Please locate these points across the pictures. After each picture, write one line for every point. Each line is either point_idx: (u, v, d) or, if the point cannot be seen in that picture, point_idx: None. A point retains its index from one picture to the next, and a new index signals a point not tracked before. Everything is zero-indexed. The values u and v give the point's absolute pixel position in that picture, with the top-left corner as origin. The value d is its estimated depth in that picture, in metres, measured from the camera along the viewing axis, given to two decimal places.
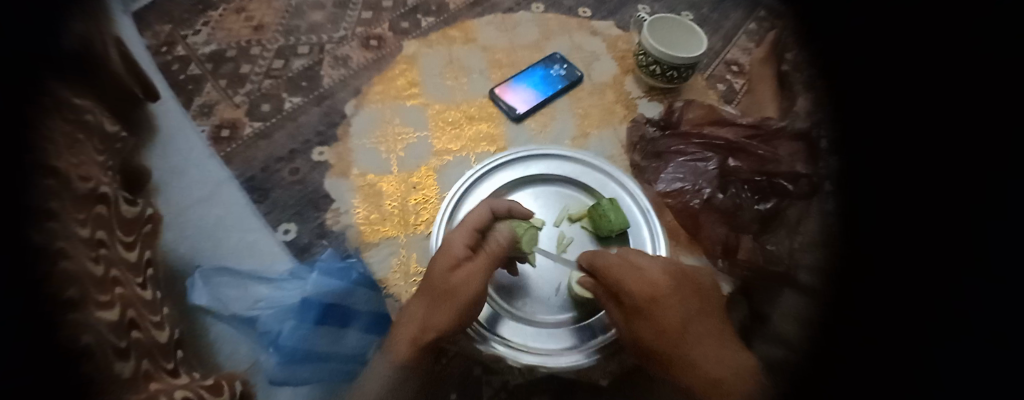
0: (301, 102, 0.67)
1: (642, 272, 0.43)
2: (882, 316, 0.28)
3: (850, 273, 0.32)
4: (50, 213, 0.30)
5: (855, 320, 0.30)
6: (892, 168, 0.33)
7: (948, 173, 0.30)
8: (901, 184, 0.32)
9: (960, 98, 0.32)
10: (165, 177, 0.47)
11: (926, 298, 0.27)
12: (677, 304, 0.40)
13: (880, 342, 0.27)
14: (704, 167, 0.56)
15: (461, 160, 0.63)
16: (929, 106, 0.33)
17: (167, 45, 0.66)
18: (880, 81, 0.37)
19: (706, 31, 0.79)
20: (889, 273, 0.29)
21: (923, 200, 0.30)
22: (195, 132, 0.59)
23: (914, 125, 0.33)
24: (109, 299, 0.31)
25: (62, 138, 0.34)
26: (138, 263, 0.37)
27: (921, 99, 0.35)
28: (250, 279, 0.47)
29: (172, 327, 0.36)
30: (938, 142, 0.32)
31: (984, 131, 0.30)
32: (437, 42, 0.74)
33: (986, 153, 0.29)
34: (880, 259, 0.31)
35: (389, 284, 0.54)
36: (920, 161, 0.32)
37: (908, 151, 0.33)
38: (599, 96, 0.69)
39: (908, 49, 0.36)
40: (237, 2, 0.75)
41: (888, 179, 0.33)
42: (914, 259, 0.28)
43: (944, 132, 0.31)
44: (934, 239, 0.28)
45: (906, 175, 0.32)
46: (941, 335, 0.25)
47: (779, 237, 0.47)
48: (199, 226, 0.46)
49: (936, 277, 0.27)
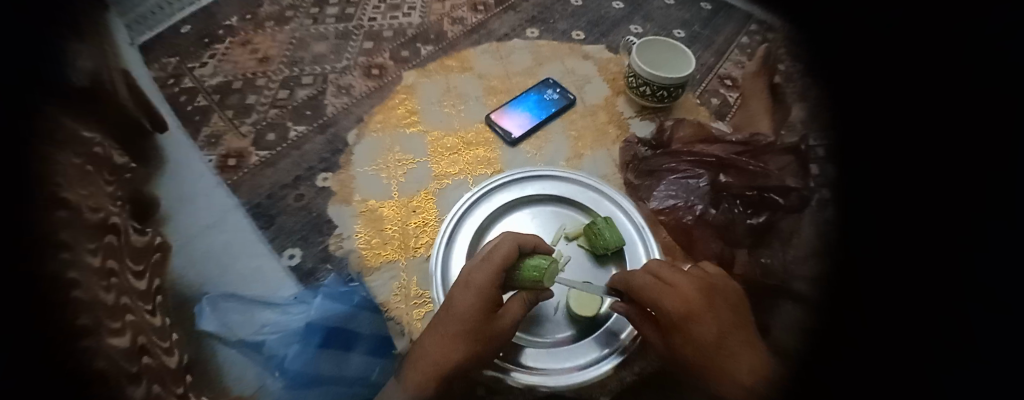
0: (305, 131, 0.69)
1: (675, 287, 0.39)
2: (895, 335, 0.30)
3: (868, 302, 0.35)
4: (69, 245, 0.35)
5: (870, 342, 0.32)
6: (895, 211, 0.37)
7: (945, 209, 0.32)
8: (906, 224, 0.35)
9: (954, 137, 0.35)
10: (173, 205, 0.53)
11: (933, 318, 0.28)
12: (721, 318, 0.36)
13: (888, 362, 0.29)
14: (696, 184, 0.57)
15: (460, 183, 0.65)
16: (928, 150, 0.37)
17: (175, 77, 0.71)
18: (895, 130, 0.42)
19: (697, 49, 0.82)
20: (901, 298, 0.32)
21: (924, 234, 0.33)
22: (202, 164, 0.61)
23: (918, 169, 0.37)
24: (120, 326, 0.35)
25: (74, 173, 0.40)
26: (147, 291, 0.43)
27: (917, 144, 0.39)
28: (256, 304, 0.49)
29: (180, 352, 0.41)
30: (933, 180, 0.35)
31: (971, 165, 0.32)
32: (436, 71, 0.77)
33: (971, 183, 0.31)
34: (892, 288, 0.33)
35: (390, 307, 0.54)
36: (925, 199, 0.35)
37: (915, 196, 0.36)
38: (591, 117, 0.71)
39: (914, 109, 0.41)
40: (243, 36, 0.79)
41: (895, 219, 0.37)
42: (921, 286, 0.31)
43: (941, 172, 0.34)
44: (934, 268, 0.30)
45: (910, 216, 0.35)
46: (948, 357, 0.26)
47: (774, 250, 0.51)
48: (205, 252, 0.51)
49: (942, 300, 0.28)
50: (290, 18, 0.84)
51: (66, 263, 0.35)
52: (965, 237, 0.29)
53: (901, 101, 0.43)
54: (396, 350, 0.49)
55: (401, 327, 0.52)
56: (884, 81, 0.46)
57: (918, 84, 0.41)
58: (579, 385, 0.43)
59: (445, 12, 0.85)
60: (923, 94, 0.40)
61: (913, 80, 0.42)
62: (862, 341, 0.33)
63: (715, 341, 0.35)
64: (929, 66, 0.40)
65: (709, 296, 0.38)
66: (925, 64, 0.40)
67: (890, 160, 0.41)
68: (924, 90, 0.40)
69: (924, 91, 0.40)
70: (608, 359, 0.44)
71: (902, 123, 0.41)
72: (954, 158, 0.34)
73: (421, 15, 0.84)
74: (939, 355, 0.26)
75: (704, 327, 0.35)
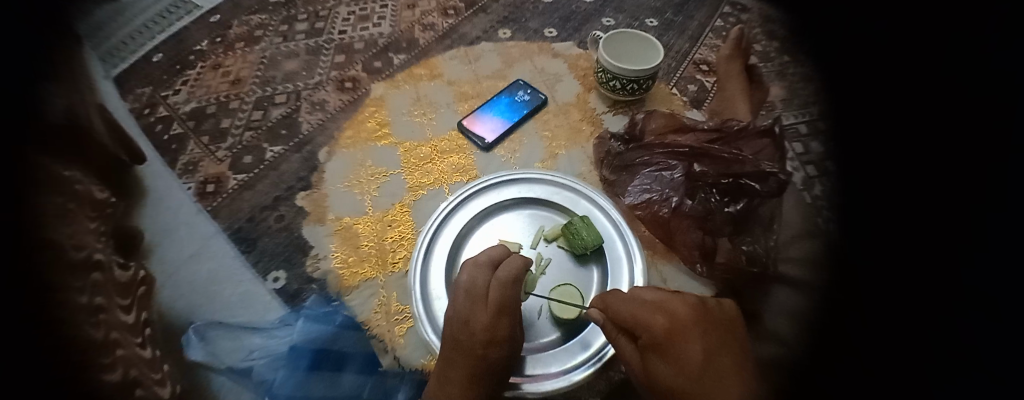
0: (282, 150, 0.68)
1: (661, 307, 0.36)
2: (892, 333, 0.33)
3: (864, 303, 0.38)
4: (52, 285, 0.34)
5: (867, 344, 0.35)
6: (890, 214, 0.41)
7: (945, 215, 0.35)
8: (900, 227, 0.39)
9: (951, 152, 0.39)
10: (156, 237, 0.51)
11: (931, 317, 0.31)
12: (706, 337, 0.32)
13: (889, 362, 0.32)
14: (670, 176, 0.57)
15: (436, 193, 0.64)
16: (924, 165, 0.41)
17: (149, 106, 0.70)
18: (895, 142, 0.46)
19: (670, 37, 0.82)
20: (897, 301, 0.35)
21: (923, 240, 0.36)
22: (182, 191, 0.60)
23: (913, 180, 0.41)
24: (112, 362, 0.35)
25: (56, 211, 0.39)
26: (135, 324, 0.41)
27: (920, 158, 0.42)
28: (244, 331, 0.48)
29: (173, 384, 0.40)
30: (930, 193, 0.38)
31: (970, 176, 0.35)
32: (404, 82, 0.76)
33: (971, 190, 0.34)
34: (894, 290, 0.36)
35: (371, 325, 0.53)
36: (918, 211, 0.38)
37: (906, 214, 0.39)
38: (565, 115, 0.71)
39: (916, 124, 0.44)
40: (213, 59, 0.78)
41: (889, 223, 0.40)
42: (922, 292, 0.33)
43: (938, 184, 0.38)
44: (931, 273, 0.33)
45: (905, 221, 0.39)
46: (947, 366, 0.28)
47: (755, 236, 0.52)
48: (191, 283, 0.49)
49: (938, 304, 0.31)
50: (259, 37, 0.83)
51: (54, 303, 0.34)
52: (964, 245, 0.32)
53: (901, 118, 0.47)
54: (382, 368, 0.49)
55: (384, 344, 0.51)
56: (887, 99, 0.51)
57: (923, 103, 0.45)
58: (568, 389, 0.43)
59: (416, 19, 0.84)
60: (924, 114, 0.44)
61: (917, 99, 0.46)
62: (858, 343, 0.35)
63: (697, 367, 0.30)
64: (938, 90, 0.43)
65: (700, 318, 0.35)
66: (929, 87, 0.45)
67: (887, 171, 0.45)
68: (928, 109, 0.43)
69: (926, 110, 0.44)
70: (594, 359, 0.44)
71: (903, 137, 0.45)
72: (949, 173, 0.37)
73: (392, 24, 0.83)
74: (938, 358, 0.29)
75: (683, 343, 0.32)
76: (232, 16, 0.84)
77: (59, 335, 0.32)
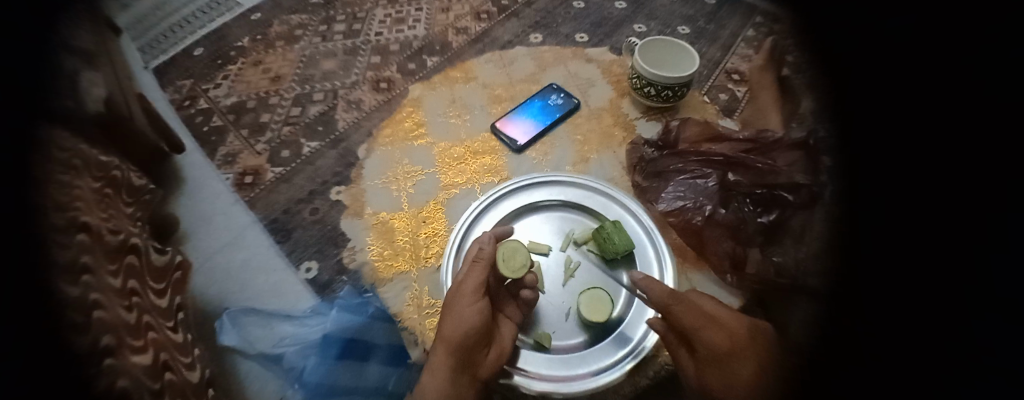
0: (318, 146, 0.71)
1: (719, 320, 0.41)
2: (909, 343, 0.29)
3: (872, 311, 0.34)
4: (88, 268, 0.38)
5: (885, 347, 0.31)
6: (903, 205, 0.37)
7: (960, 216, 0.31)
8: (913, 223, 0.35)
9: (959, 141, 0.34)
10: (193, 225, 0.57)
11: (951, 328, 0.27)
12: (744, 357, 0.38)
13: (902, 369, 0.28)
14: (704, 184, 0.56)
15: (468, 192, 0.65)
16: (926, 158, 0.36)
17: (190, 98, 0.75)
18: (897, 128, 0.41)
19: (702, 45, 0.81)
20: (907, 311, 0.31)
21: (935, 243, 0.32)
22: (219, 182, 0.64)
23: (922, 173, 0.36)
24: (141, 344, 0.38)
25: (91, 197, 0.43)
26: (168, 308, 0.47)
27: (920, 142, 0.38)
28: (275, 318, 0.52)
29: (203, 367, 0.45)
30: (941, 180, 0.34)
31: (985, 172, 0.31)
32: (440, 83, 0.78)
33: (990, 187, 0.30)
34: (909, 293, 0.32)
35: (403, 317, 0.54)
36: (931, 209, 0.34)
37: (919, 216, 0.35)
38: (596, 120, 0.71)
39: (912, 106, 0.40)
40: (254, 57, 0.83)
41: (902, 217, 0.36)
42: (935, 292, 0.30)
43: (950, 177, 0.33)
44: (945, 278, 0.30)
45: (919, 218, 0.34)
46: (970, 366, 0.24)
47: (786, 247, 0.50)
48: (225, 270, 0.54)
49: (951, 312, 0.28)
50: (299, 36, 0.87)
51: (84, 286, 0.37)
52: (981, 245, 0.28)
53: (897, 100, 0.42)
54: (410, 361, 0.50)
55: (415, 337, 0.53)
56: (881, 80, 0.45)
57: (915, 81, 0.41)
58: (593, 391, 0.43)
59: (449, 23, 0.86)
60: (921, 96, 0.39)
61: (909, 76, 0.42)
62: (874, 348, 0.32)
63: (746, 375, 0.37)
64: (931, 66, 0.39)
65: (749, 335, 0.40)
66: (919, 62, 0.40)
67: (891, 162, 0.40)
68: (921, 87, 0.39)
69: (922, 92, 0.39)
70: (620, 364, 0.44)
71: (903, 122, 0.40)
72: (957, 167, 0.33)
73: (426, 28, 0.86)
74: (957, 367, 0.25)
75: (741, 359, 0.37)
76: (273, 15, 0.89)
77: (95, 317, 0.35)
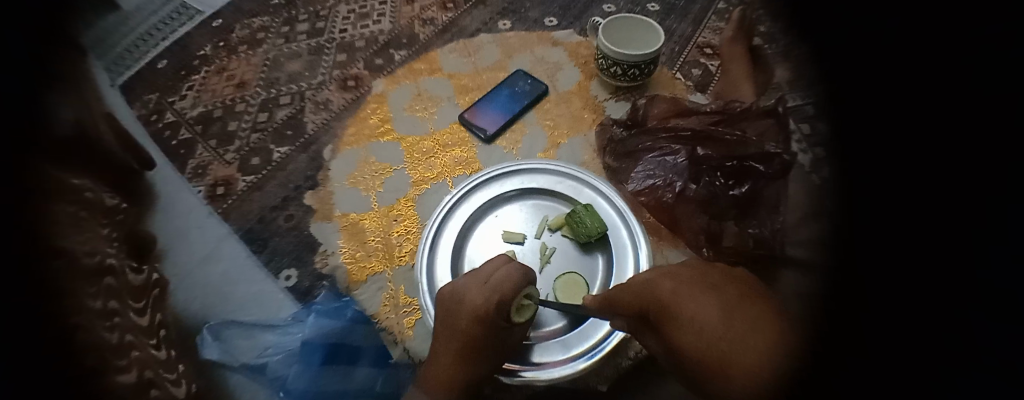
0: (289, 151, 0.69)
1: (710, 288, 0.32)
2: (905, 337, 0.25)
3: (870, 303, 0.30)
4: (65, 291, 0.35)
5: (874, 343, 0.27)
6: (897, 185, 0.31)
7: (954, 181, 0.26)
8: (904, 211, 0.30)
9: (938, 112, 0.29)
10: (169, 240, 0.51)
11: (946, 310, 0.23)
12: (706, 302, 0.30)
13: (892, 363, 0.24)
14: (673, 161, 0.57)
15: (440, 186, 0.65)
16: (933, 141, 0.29)
17: (156, 112, 0.71)
18: (881, 105, 0.36)
19: (672, 21, 0.80)
20: (912, 320, 0.25)
21: (928, 224, 0.27)
22: (191, 194, 0.61)
23: (911, 149, 0.31)
24: (126, 363, 0.36)
25: (66, 217, 0.40)
26: (150, 326, 0.42)
27: (909, 114, 0.33)
28: (257, 328, 0.50)
29: (188, 383, 0.40)
30: (939, 150, 0.28)
31: (978, 128, 0.25)
32: (405, 77, 0.76)
33: (988, 163, 0.24)
34: (910, 286, 0.27)
35: (381, 318, 0.55)
36: (918, 182, 0.29)
37: (908, 200, 0.30)
38: (566, 104, 0.71)
39: (888, 80, 0.35)
40: (218, 64, 0.79)
41: (888, 212, 0.32)
42: (934, 282, 0.25)
43: (938, 152, 0.28)
44: (941, 268, 0.25)
45: (904, 208, 0.30)
46: (952, 368, 0.20)
47: (761, 219, 0.52)
48: (206, 286, 0.50)
49: (947, 313, 0.22)
50: (261, 39, 0.83)
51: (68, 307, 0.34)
52: (980, 232, 0.23)
53: (873, 75, 0.38)
54: (394, 359, 0.51)
55: (393, 336, 0.54)
56: (854, 53, 0.42)
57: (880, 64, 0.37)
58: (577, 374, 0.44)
59: (415, 14, 0.84)
60: (903, 70, 0.33)
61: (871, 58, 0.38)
62: (864, 340, 0.28)
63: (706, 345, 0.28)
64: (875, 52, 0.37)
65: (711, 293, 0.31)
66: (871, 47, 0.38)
67: (882, 137, 0.35)
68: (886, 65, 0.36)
69: (894, 65, 0.34)
70: (602, 346, 0.44)
71: (882, 91, 0.36)
72: (946, 129, 0.28)
73: (391, 21, 0.83)
74: (946, 369, 0.20)
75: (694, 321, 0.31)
76: (234, 19, 0.85)
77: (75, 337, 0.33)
